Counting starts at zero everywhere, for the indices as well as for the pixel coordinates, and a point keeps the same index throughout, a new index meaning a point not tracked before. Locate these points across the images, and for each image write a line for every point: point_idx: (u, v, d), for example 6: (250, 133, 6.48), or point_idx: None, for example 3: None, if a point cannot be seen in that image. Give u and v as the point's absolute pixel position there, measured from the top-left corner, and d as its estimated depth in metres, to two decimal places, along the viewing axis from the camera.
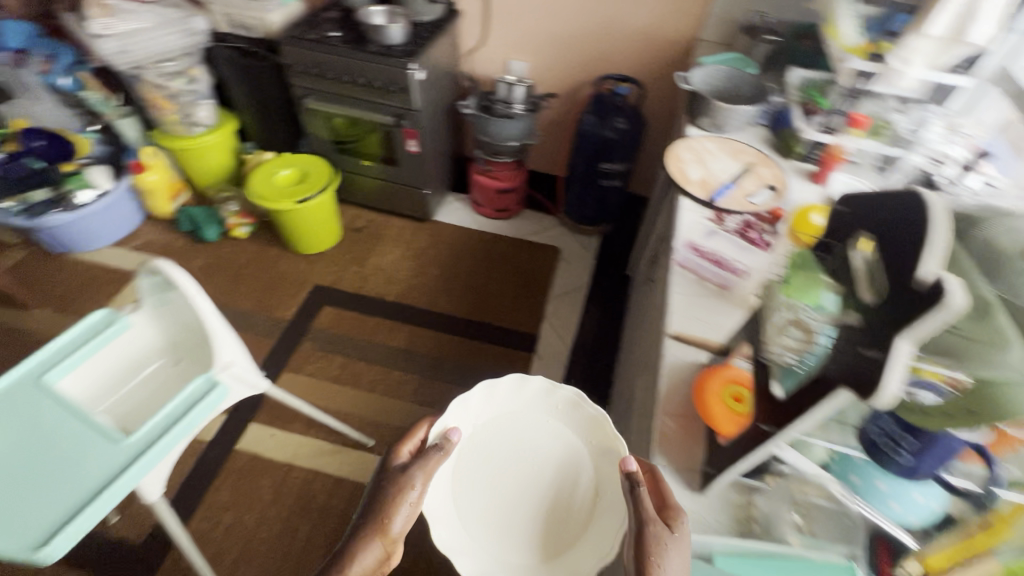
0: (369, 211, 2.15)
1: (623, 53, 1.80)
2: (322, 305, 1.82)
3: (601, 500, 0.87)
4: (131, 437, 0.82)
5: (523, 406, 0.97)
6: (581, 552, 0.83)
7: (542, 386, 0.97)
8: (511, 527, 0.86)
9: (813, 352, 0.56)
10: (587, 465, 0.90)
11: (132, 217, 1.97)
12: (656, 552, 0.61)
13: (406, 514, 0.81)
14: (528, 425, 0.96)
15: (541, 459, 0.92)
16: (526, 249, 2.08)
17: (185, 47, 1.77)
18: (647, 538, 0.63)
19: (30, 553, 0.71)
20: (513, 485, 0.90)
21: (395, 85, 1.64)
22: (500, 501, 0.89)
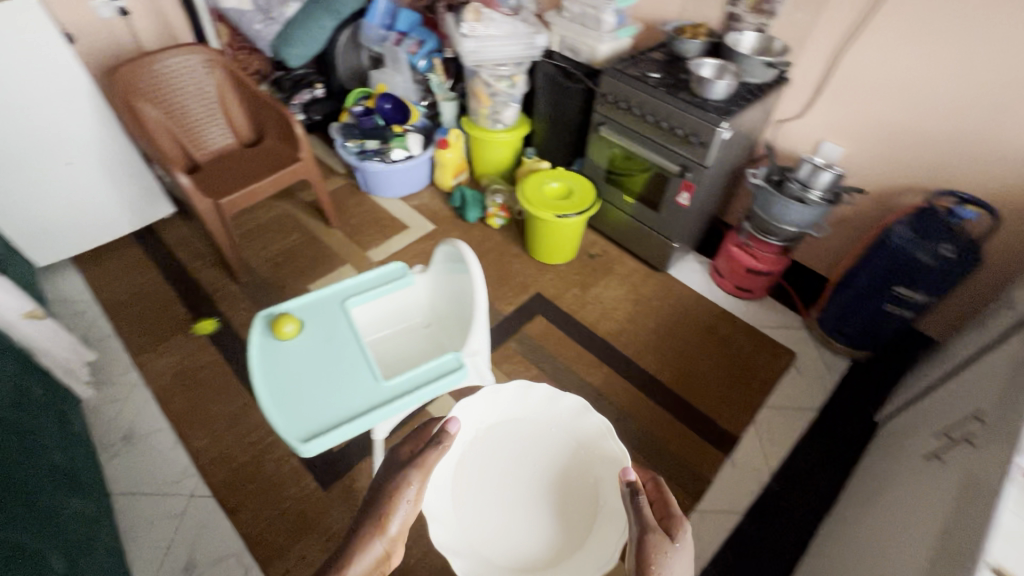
0: (607, 241, 2.17)
1: (984, 172, 1.47)
2: (537, 313, 1.89)
3: (602, 504, 1.01)
4: (387, 382, 0.95)
5: (523, 411, 1.12)
6: (589, 546, 0.97)
7: (544, 395, 1.11)
8: (516, 525, 1.01)
9: None
10: (590, 465, 1.06)
11: (421, 180, 2.30)
12: (656, 559, 0.81)
13: (405, 511, 0.87)
14: (531, 427, 1.11)
15: (544, 462, 1.08)
16: (756, 340, 1.86)
17: (519, 58, 1.99)
18: (648, 547, 0.82)
19: (297, 443, 0.87)
20: (519, 487, 1.05)
21: (696, 137, 1.59)
22: (508, 499, 1.04)
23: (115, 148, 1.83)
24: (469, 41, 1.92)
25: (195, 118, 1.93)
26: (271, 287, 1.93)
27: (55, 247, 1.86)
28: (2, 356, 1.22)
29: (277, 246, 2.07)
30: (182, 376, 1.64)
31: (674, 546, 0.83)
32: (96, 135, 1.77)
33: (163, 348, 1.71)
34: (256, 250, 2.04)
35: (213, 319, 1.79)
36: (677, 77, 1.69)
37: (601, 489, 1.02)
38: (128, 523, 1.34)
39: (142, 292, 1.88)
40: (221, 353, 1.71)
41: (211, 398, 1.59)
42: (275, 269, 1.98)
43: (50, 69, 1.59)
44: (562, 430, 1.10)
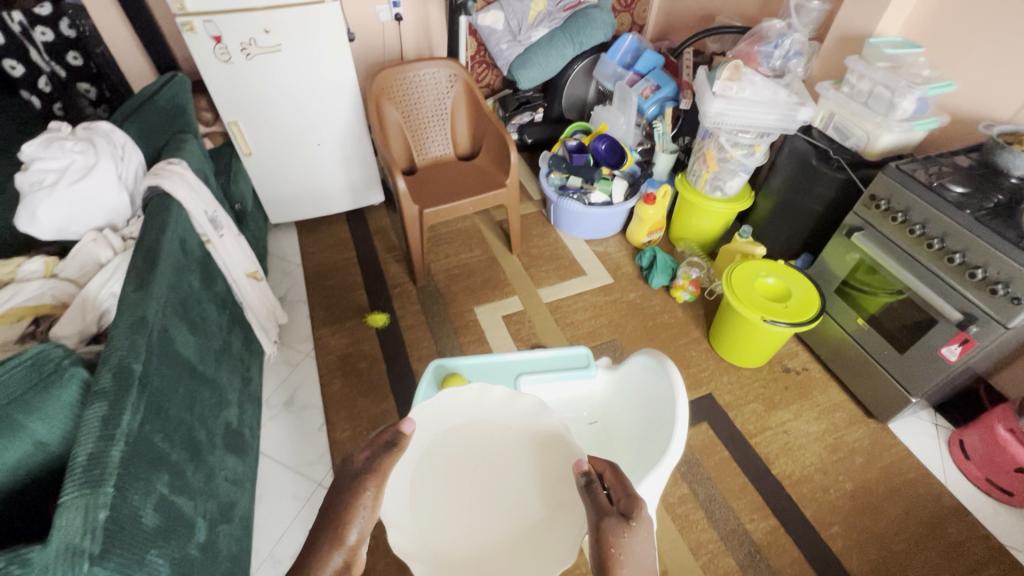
0: (812, 359, 1.79)
1: None
2: (704, 420, 1.62)
3: (566, 500, 0.76)
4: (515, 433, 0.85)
5: (484, 410, 0.88)
6: (554, 551, 0.72)
7: (505, 389, 0.88)
8: (470, 539, 0.76)
9: None
10: (558, 460, 0.80)
11: (612, 229, 2.16)
12: (615, 542, 0.59)
13: (364, 520, 0.65)
14: (482, 428, 0.86)
15: (498, 462, 0.83)
16: (1004, 565, 1.35)
17: (769, 129, 1.72)
18: (607, 534, 0.60)
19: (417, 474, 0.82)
20: (467, 496, 0.79)
21: (1004, 286, 1.19)
22: (455, 511, 0.78)
23: (356, 139, 2.02)
24: (717, 101, 1.70)
25: (427, 125, 2.04)
26: (442, 298, 1.96)
27: (287, 211, 2.13)
28: (222, 310, 1.38)
29: (458, 258, 2.11)
30: (344, 362, 1.74)
31: (632, 527, 0.60)
32: (344, 125, 1.96)
33: (340, 328, 1.84)
34: (439, 257, 2.11)
35: (385, 315, 1.88)
36: (991, 198, 1.29)
37: (568, 488, 0.77)
38: (264, 487, 1.44)
39: (338, 269, 2.05)
40: (382, 350, 1.78)
41: (362, 392, 1.66)
42: (450, 282, 2.02)
43: (330, 64, 1.79)
44: (518, 426, 0.86)
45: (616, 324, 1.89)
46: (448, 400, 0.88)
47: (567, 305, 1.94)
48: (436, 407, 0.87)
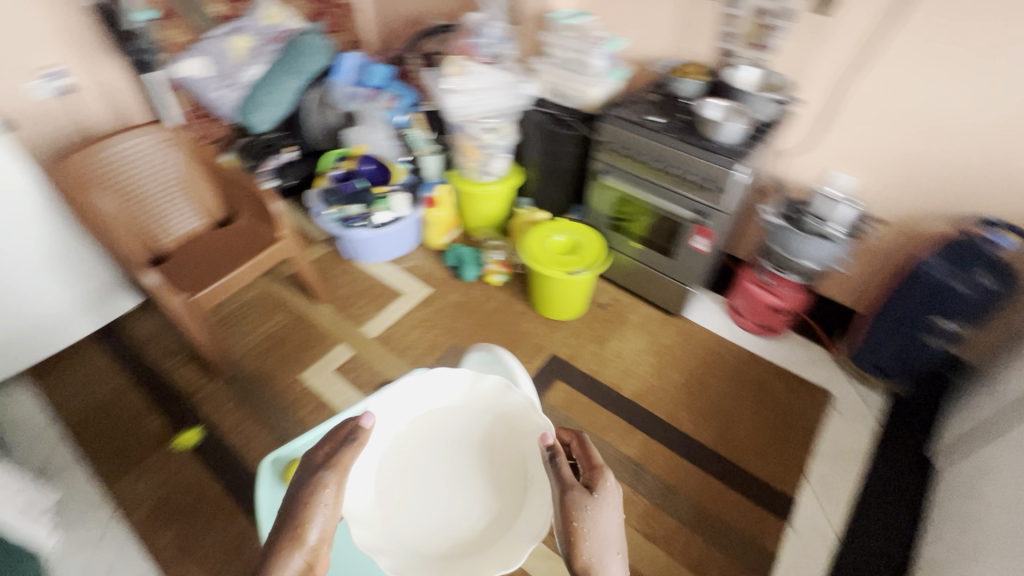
0: (615, 288, 2.06)
1: (1013, 196, 1.41)
2: (557, 379, 1.74)
3: (530, 478, 0.94)
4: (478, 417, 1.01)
5: (448, 397, 1.03)
6: (523, 523, 0.90)
7: (468, 375, 1.02)
8: (437, 520, 0.92)
9: None
10: (517, 437, 0.98)
11: (410, 242, 2.15)
12: (579, 516, 0.82)
13: (326, 515, 0.85)
14: (443, 414, 1.02)
15: (461, 444, 0.99)
16: (789, 381, 1.77)
17: (505, 109, 1.88)
18: (572, 507, 0.83)
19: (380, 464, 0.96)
20: (435, 478, 0.95)
21: (711, 182, 1.52)
22: (423, 493, 0.94)
23: (64, 248, 1.62)
24: (455, 97, 1.83)
25: (157, 204, 1.73)
26: (259, 380, 1.72)
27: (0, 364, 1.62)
28: None
29: (260, 330, 1.88)
30: (165, 506, 1.42)
31: (594, 498, 0.84)
32: (40, 233, 1.55)
33: (141, 472, 1.49)
34: (238, 339, 1.85)
35: (198, 429, 1.58)
36: (678, 118, 1.62)
37: (530, 464, 0.95)
38: None
39: (109, 404, 1.65)
40: (210, 469, 1.50)
41: (204, 527, 1.38)
42: (261, 359, 1.78)
43: None
44: (477, 407, 1.02)
45: (450, 329, 1.90)
46: (413, 391, 1.01)
47: (396, 331, 1.88)
48: (400, 398, 1.00)
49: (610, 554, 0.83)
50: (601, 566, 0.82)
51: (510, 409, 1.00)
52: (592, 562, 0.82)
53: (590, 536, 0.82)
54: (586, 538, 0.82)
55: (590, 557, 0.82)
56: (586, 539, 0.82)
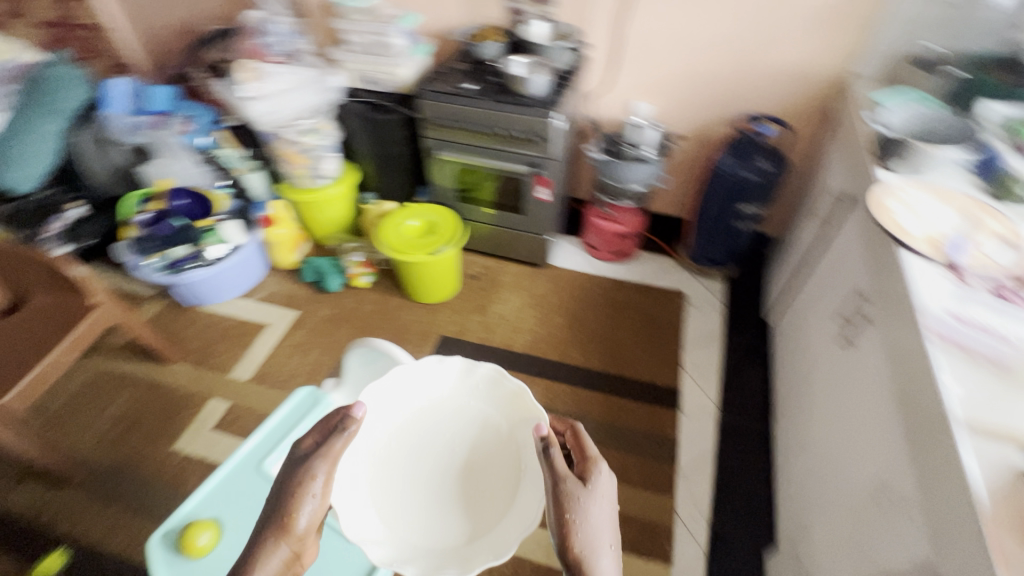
0: (482, 256, 2.12)
1: (765, 92, 1.72)
2: (452, 358, 1.78)
3: (524, 469, 0.90)
4: (473, 405, 0.97)
5: (442, 385, 0.99)
6: (515, 514, 0.86)
7: (460, 364, 0.98)
8: (432, 512, 0.88)
9: None
10: (513, 427, 0.94)
11: (258, 269, 1.98)
12: (571, 508, 0.82)
13: (313, 507, 0.84)
14: (435, 404, 0.97)
15: (453, 434, 0.95)
16: (649, 293, 2.00)
17: (318, 106, 1.79)
18: (564, 498, 0.82)
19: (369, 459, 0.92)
20: (427, 469, 0.92)
21: (535, 134, 1.62)
22: (417, 483, 0.91)
23: None
24: (257, 103, 1.70)
25: None
26: (123, 470, 1.49)
27: None
28: None
29: (105, 416, 1.61)
30: None
31: (587, 490, 0.84)
32: None
33: None
34: (75, 437, 1.56)
35: (61, 551, 1.34)
36: (490, 81, 1.68)
37: (526, 453, 0.91)
38: None
39: None
40: None
41: None
42: (118, 447, 1.54)
43: None
44: (471, 394, 0.98)
45: (331, 344, 1.81)
46: (405, 380, 0.97)
47: (271, 365, 1.75)
48: (393, 387, 0.96)
49: (604, 541, 0.83)
50: (594, 558, 0.81)
51: (507, 399, 0.96)
52: (586, 554, 0.81)
53: (584, 528, 0.82)
54: (580, 530, 0.82)
55: (582, 549, 0.82)
56: (579, 531, 0.82)
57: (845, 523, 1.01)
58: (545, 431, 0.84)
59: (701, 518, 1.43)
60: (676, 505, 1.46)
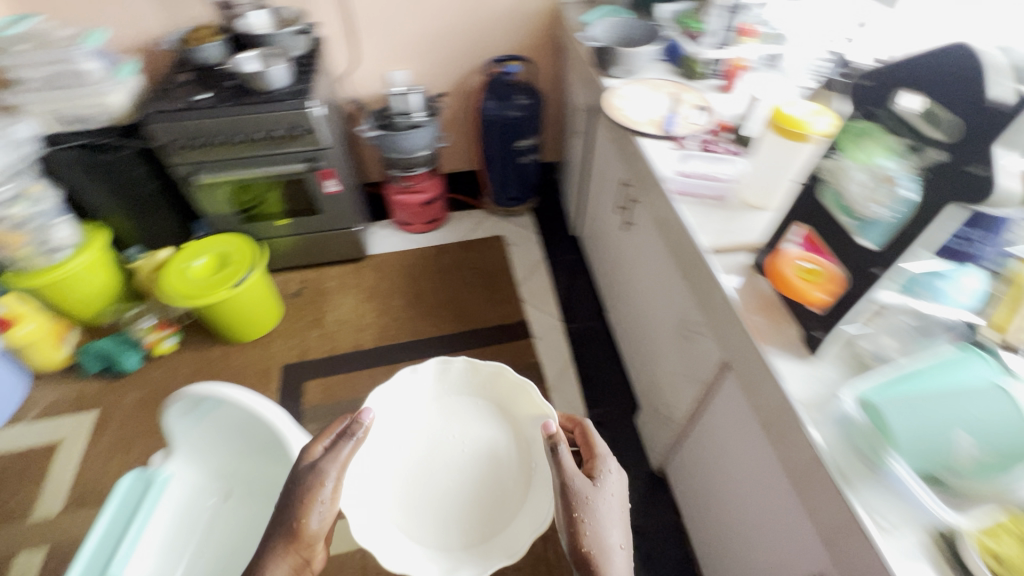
0: (297, 271, 2.01)
1: (499, 34, 1.86)
2: (306, 382, 1.68)
3: (534, 467, 0.91)
4: (479, 404, 0.98)
5: (444, 388, 0.99)
6: (528, 510, 0.87)
7: (463, 367, 0.98)
8: (442, 514, 0.88)
9: (900, 202, 0.62)
10: (518, 423, 0.96)
11: (18, 384, 1.59)
12: (580, 506, 0.77)
13: (323, 512, 0.79)
14: (438, 408, 0.98)
15: (458, 437, 0.95)
16: (473, 248, 2.10)
17: (14, 165, 1.45)
18: (574, 494, 0.78)
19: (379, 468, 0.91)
20: (434, 471, 0.92)
21: (298, 128, 1.53)
22: (425, 485, 0.91)
23: None
24: None
25: None
26: None
27: None
28: None
29: None
30: None
31: (595, 488, 0.80)
32: None
33: None
34: None
35: None
36: (225, 86, 1.52)
37: (535, 450, 0.92)
38: None
39: None
40: None
41: None
42: None
43: None
44: (475, 397, 0.99)
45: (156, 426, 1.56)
46: (410, 386, 0.97)
47: (87, 480, 1.45)
48: (398, 395, 0.96)
49: (616, 536, 0.78)
50: (607, 564, 0.74)
51: (513, 400, 0.97)
52: (597, 556, 0.75)
53: (594, 526, 0.77)
54: (591, 528, 0.76)
55: (590, 547, 0.75)
56: (590, 529, 0.76)
57: (672, 362, 1.24)
58: (553, 427, 0.82)
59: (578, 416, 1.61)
60: None
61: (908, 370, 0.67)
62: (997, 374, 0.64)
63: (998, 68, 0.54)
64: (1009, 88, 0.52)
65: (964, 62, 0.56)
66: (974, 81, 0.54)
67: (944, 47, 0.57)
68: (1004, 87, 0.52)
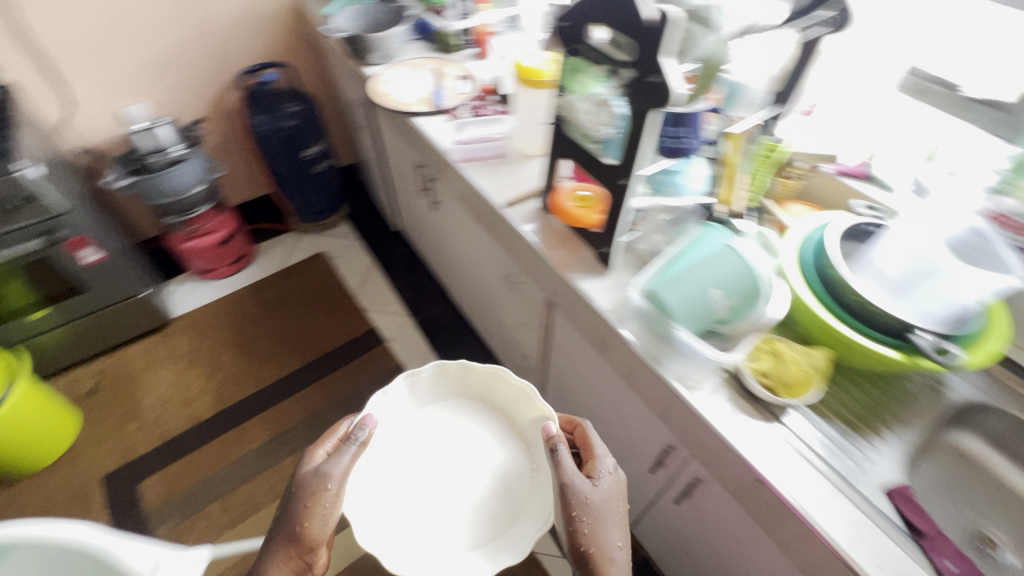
0: (86, 364, 1.68)
1: (243, 43, 1.70)
2: (139, 483, 1.43)
3: (534, 468, 0.88)
4: (479, 407, 0.94)
5: (443, 394, 0.95)
6: (526, 515, 0.84)
7: (459, 369, 0.94)
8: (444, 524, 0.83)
9: (618, 120, 0.75)
10: (517, 426, 0.92)
11: None
12: (583, 505, 0.76)
13: (327, 516, 0.77)
14: (441, 416, 0.93)
15: (461, 446, 0.90)
16: (295, 273, 1.96)
17: None
18: (574, 494, 0.76)
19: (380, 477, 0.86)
20: (436, 480, 0.87)
21: (14, 199, 1.24)
22: (426, 494, 0.85)
23: None
24: None
25: None
26: None
27: None
28: None
29: None
30: None
31: (595, 486, 0.78)
32: None
33: None
34: None
35: None
36: None
37: (536, 451, 0.89)
38: None
39: None
40: None
41: None
42: None
43: None
44: (480, 401, 0.95)
45: None
46: (416, 391, 0.93)
47: None
48: (404, 400, 0.92)
49: (613, 538, 0.76)
50: (606, 552, 0.74)
51: (521, 408, 0.91)
52: (596, 555, 0.74)
53: (591, 531, 0.75)
54: (591, 535, 0.75)
55: (592, 547, 0.74)
56: (588, 532, 0.75)
57: (512, 316, 1.31)
58: (554, 429, 0.80)
59: None
60: None
61: (672, 253, 0.79)
62: (727, 238, 0.79)
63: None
64: (655, 8, 0.61)
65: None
66: (631, 7, 0.63)
67: None
68: (651, 8, 0.61)
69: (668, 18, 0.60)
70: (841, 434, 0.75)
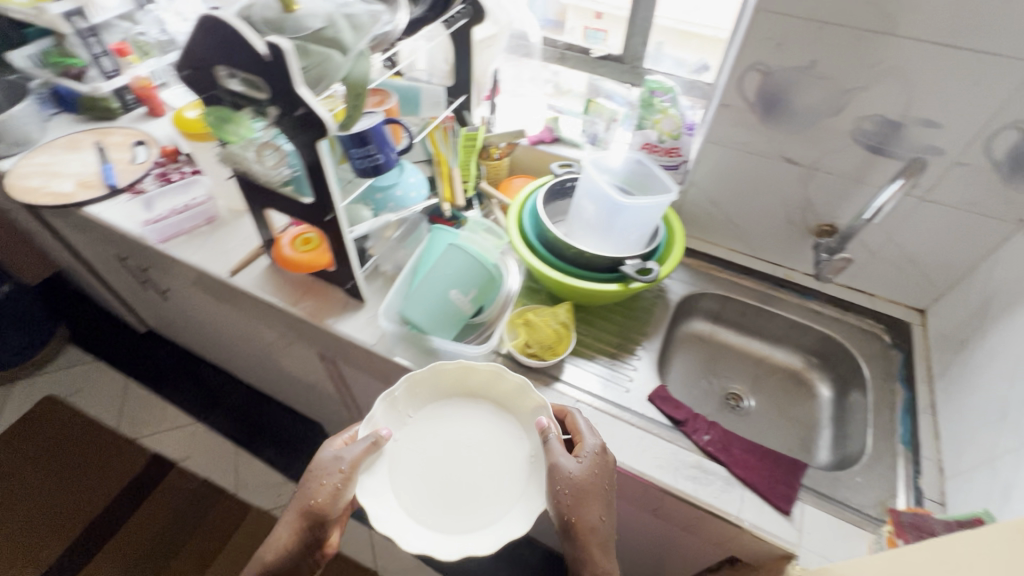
0: None
1: None
2: None
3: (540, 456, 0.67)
4: (483, 393, 0.72)
5: (453, 386, 0.72)
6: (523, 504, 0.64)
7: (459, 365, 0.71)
8: (458, 528, 0.62)
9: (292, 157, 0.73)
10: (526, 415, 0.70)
11: None
12: (570, 479, 0.61)
13: (337, 495, 0.62)
14: (455, 412, 0.71)
15: (480, 447, 0.68)
16: (16, 437, 1.50)
17: None
18: (559, 471, 0.61)
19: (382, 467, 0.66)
20: (453, 479, 0.65)
21: None
22: (442, 493, 0.64)
23: None
24: None
25: None
26: None
27: None
28: None
29: None
30: None
31: (584, 465, 0.63)
32: None
33: None
34: None
35: None
36: None
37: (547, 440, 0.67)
38: None
39: None
40: None
41: None
42: None
43: None
44: (492, 399, 0.71)
45: None
46: (418, 390, 0.70)
47: None
48: (410, 400, 0.70)
49: (596, 510, 0.62)
50: (594, 521, 0.61)
51: (535, 405, 0.68)
52: (582, 527, 0.61)
53: (581, 505, 0.61)
54: (576, 511, 0.61)
55: (577, 519, 0.61)
56: (577, 508, 0.61)
57: (302, 378, 1.19)
58: (543, 418, 0.65)
59: (282, 489, 1.44)
60: (261, 506, 1.41)
61: (407, 273, 0.84)
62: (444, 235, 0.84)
63: (246, 30, 0.58)
64: (264, 42, 0.58)
65: (223, 32, 0.58)
66: (241, 44, 0.58)
67: (199, 25, 0.59)
68: (260, 43, 0.58)
69: (283, 51, 0.57)
70: (608, 367, 0.84)
